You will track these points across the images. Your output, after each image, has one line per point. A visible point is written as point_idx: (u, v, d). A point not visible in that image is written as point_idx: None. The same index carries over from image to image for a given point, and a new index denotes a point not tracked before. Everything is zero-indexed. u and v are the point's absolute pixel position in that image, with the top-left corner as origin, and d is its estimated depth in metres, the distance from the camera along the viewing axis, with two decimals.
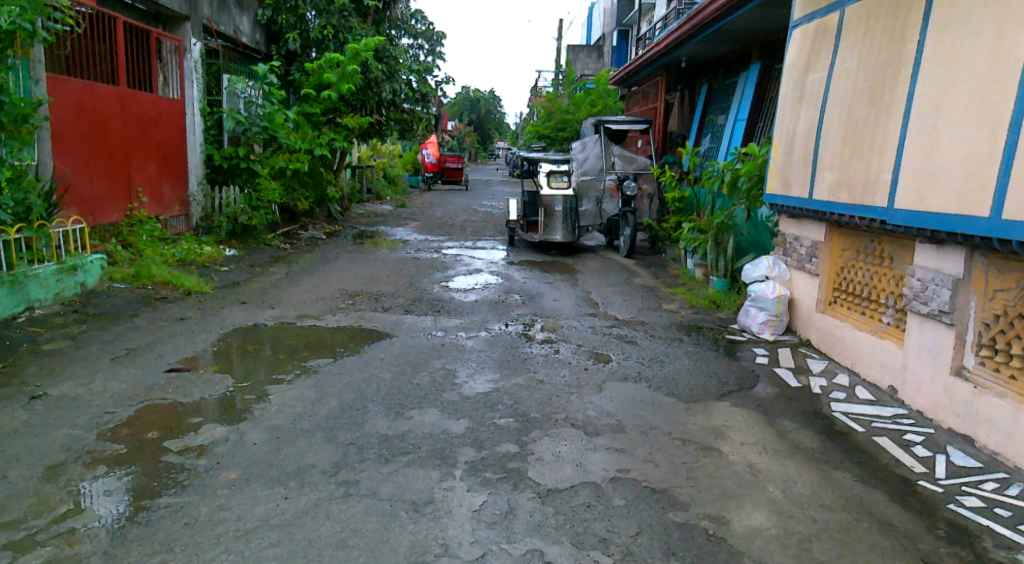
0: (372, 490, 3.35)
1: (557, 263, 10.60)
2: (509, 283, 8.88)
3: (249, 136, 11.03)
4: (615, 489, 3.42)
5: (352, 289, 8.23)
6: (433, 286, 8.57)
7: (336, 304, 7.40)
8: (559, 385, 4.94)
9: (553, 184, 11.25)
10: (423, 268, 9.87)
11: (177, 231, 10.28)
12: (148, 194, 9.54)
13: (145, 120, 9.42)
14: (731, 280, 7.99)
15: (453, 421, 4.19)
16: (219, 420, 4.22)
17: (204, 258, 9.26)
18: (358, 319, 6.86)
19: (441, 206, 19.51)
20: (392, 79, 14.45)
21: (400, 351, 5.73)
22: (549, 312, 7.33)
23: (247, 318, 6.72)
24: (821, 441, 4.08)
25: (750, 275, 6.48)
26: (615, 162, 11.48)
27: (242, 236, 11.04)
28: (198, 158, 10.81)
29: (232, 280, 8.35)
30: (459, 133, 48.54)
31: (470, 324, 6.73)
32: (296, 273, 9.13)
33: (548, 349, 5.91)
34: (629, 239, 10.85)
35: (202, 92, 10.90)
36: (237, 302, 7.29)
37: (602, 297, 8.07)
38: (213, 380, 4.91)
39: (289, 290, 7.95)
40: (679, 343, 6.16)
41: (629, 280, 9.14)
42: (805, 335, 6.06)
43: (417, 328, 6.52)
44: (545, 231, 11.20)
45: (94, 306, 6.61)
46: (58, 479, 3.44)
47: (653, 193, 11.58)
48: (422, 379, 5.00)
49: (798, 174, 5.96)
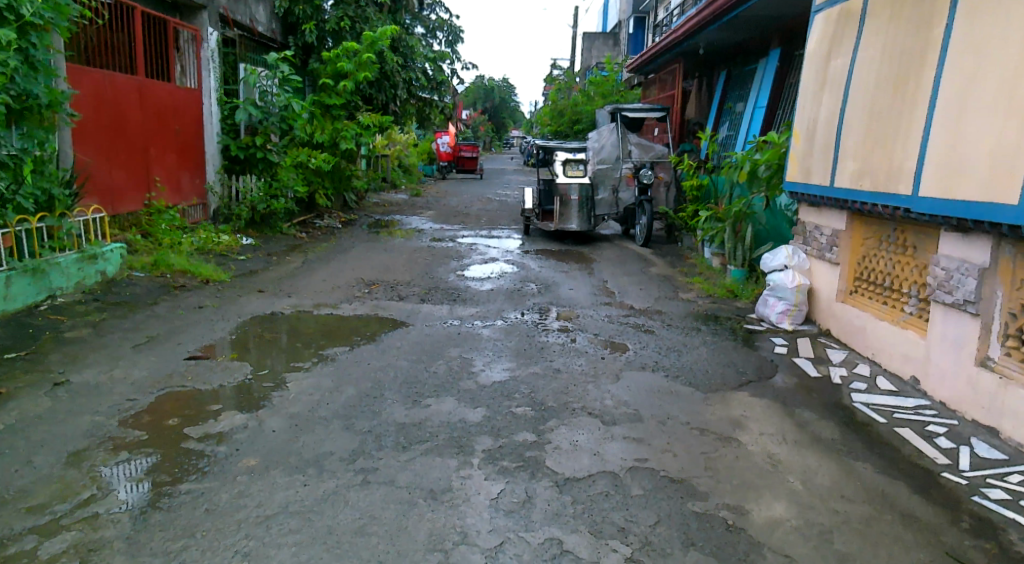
0: (391, 477, 3.36)
1: (573, 252, 10.57)
2: (525, 272, 8.88)
3: (266, 125, 10.95)
4: (633, 478, 3.41)
5: (368, 277, 8.25)
6: (448, 275, 8.57)
7: (352, 293, 7.42)
8: (576, 374, 4.94)
9: (569, 172, 11.20)
10: (439, 257, 9.88)
11: (195, 221, 10.31)
12: (166, 183, 9.59)
13: (164, 111, 9.47)
14: (749, 270, 7.98)
15: (470, 410, 4.19)
16: (238, 407, 4.24)
17: (222, 247, 9.33)
18: (374, 307, 6.88)
19: (456, 195, 19.53)
20: (407, 68, 14.51)
21: (416, 340, 5.72)
22: (565, 301, 7.31)
23: (264, 306, 6.77)
24: (841, 431, 4.04)
25: (768, 265, 6.45)
26: (632, 150, 11.37)
27: (260, 225, 11.13)
28: (215, 147, 10.85)
29: (250, 269, 8.41)
30: (474, 124, 48.68)
31: (485, 313, 6.72)
32: (313, 262, 9.18)
33: (564, 338, 5.89)
34: (645, 227, 10.84)
35: (219, 82, 10.94)
36: (254, 291, 7.32)
37: (618, 286, 8.04)
38: (231, 367, 4.95)
39: (306, 279, 7.99)
40: (697, 333, 6.12)
41: (645, 269, 9.08)
42: (824, 326, 6.00)
43: (434, 317, 6.53)
44: (560, 220, 11.16)
45: (114, 294, 6.67)
46: (81, 465, 3.47)
47: (670, 181, 11.47)
48: (439, 367, 5.00)
49: (818, 162, 5.89)
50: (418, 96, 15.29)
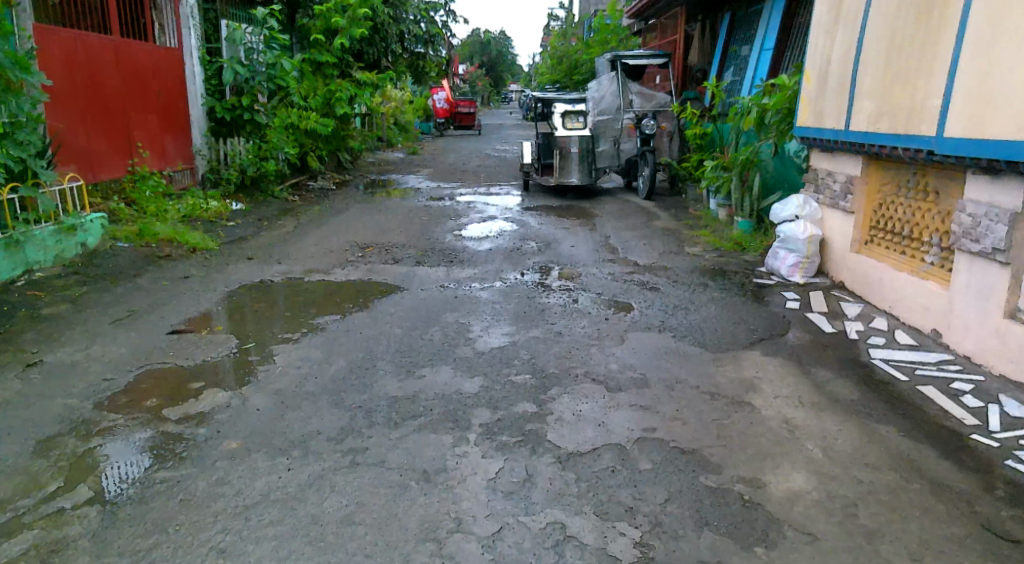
0: (381, 458, 3.13)
1: (574, 208, 10.25)
2: (524, 230, 8.59)
3: (254, 84, 10.53)
4: (640, 450, 3.17)
5: (362, 240, 7.96)
6: (445, 235, 8.27)
7: (346, 257, 7.15)
8: (579, 337, 4.69)
9: (569, 125, 10.64)
10: (436, 216, 9.57)
11: (182, 186, 9.99)
12: (149, 148, 9.25)
13: (142, 72, 9.07)
14: (756, 221, 7.71)
15: (467, 380, 3.95)
16: (221, 385, 4.01)
17: (210, 213, 9.03)
18: (368, 272, 6.61)
19: (454, 152, 19.09)
20: (398, 21, 13.95)
21: (411, 305, 5.46)
22: (566, 259, 7.04)
23: (253, 274, 6.51)
24: (861, 390, 3.79)
25: (778, 216, 6.15)
26: (632, 100, 11.08)
27: (250, 189, 10.82)
28: (200, 110, 10.45)
29: (240, 235, 8.13)
30: (471, 78, 47.74)
31: (484, 275, 6.45)
32: (305, 226, 8.89)
33: (566, 299, 5.64)
34: (648, 179, 10.50)
35: (201, 39, 10.49)
36: (243, 259, 7.05)
37: (621, 242, 7.75)
38: (215, 340, 4.70)
39: (297, 244, 7.71)
40: (704, 288, 5.85)
41: (649, 223, 8.77)
42: (838, 277, 5.72)
43: (429, 280, 6.26)
44: (560, 174, 10.82)
45: (96, 266, 6.41)
46: (51, 453, 3.26)
47: (674, 130, 11.05)
48: (434, 334, 4.76)
49: (832, 104, 5.53)
50: (411, 50, 14.78)
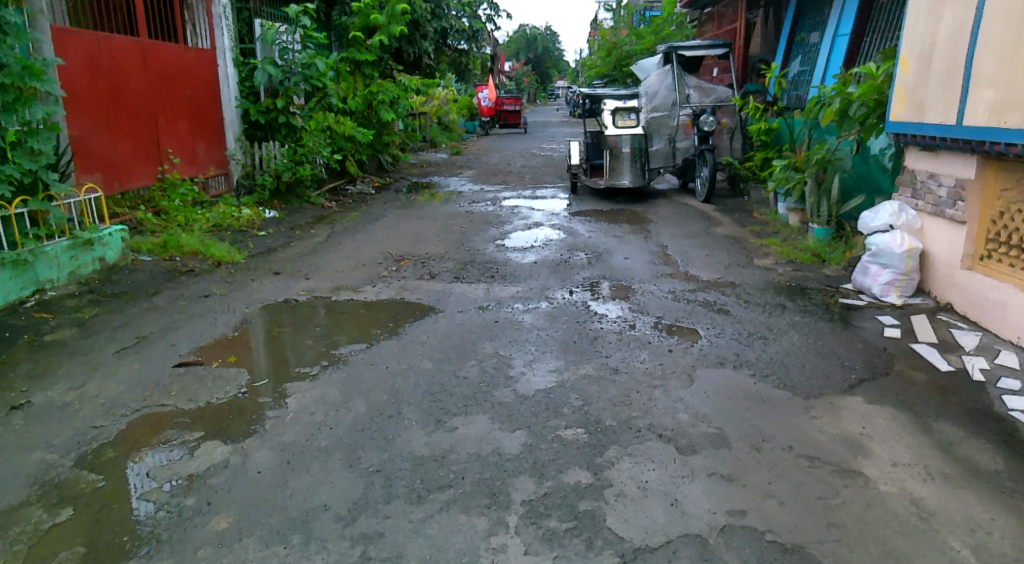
0: (400, 550, 2.51)
1: (626, 213, 9.52)
2: (573, 239, 7.89)
3: (288, 85, 10.05)
4: (728, 546, 2.48)
5: (396, 252, 7.38)
6: (487, 245, 7.65)
7: (377, 271, 6.59)
8: (638, 376, 3.99)
9: (619, 123, 9.92)
10: (477, 223, 8.96)
11: (216, 193, 9.60)
12: (180, 153, 8.87)
13: (172, 75, 8.69)
14: (835, 227, 6.90)
15: (506, 434, 3.30)
16: (222, 434, 3.42)
17: (241, 222, 8.59)
18: (401, 289, 6.01)
19: (498, 151, 18.48)
20: (440, 16, 13.35)
21: (445, 332, 4.84)
22: (619, 273, 6.32)
23: (277, 292, 5.98)
24: (1004, 456, 3.01)
25: (867, 226, 5.35)
26: (689, 94, 10.30)
27: (285, 194, 10.36)
28: (235, 113, 10.04)
29: (269, 246, 7.64)
30: (516, 76, 47.16)
31: (528, 293, 5.79)
32: (338, 235, 8.38)
33: (621, 324, 4.93)
34: (707, 181, 9.70)
35: (234, 40, 10.06)
36: (269, 274, 6.54)
37: (680, 253, 7.00)
38: (224, 375, 4.13)
39: (328, 256, 7.17)
40: (782, 311, 5.08)
41: (710, 230, 7.98)
42: (943, 298, 4.91)
43: (467, 300, 5.63)
44: (610, 176, 10.08)
45: (112, 284, 5.95)
46: (9, 531, 2.72)
47: (734, 127, 10.22)
48: (470, 371, 4.11)
49: (937, 94, 4.71)
50: (452, 46, 14.19)
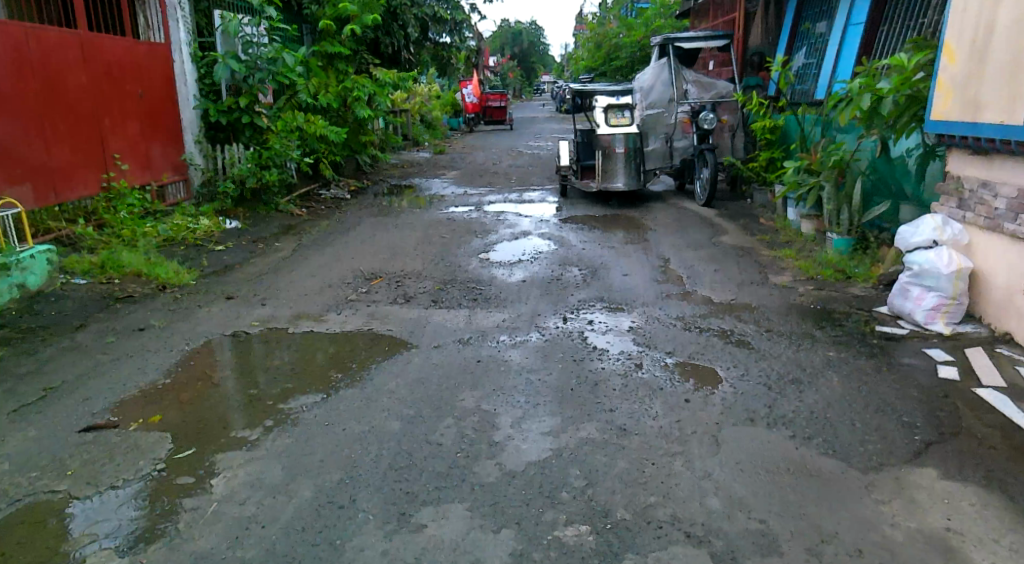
0: None
1: (621, 219, 8.77)
2: (564, 251, 7.14)
3: (253, 83, 9.22)
4: None
5: (368, 269, 6.61)
6: (470, 259, 6.88)
7: (344, 294, 5.81)
8: (651, 439, 3.25)
9: (612, 122, 9.27)
10: (459, 233, 8.19)
11: (174, 201, 8.78)
12: (130, 159, 8.05)
13: (119, 72, 7.86)
14: (858, 238, 6.16)
15: (488, 537, 2.57)
16: (119, 539, 2.68)
17: (197, 234, 7.79)
18: (370, 317, 5.24)
19: (484, 150, 17.70)
20: (418, 4, 12.51)
21: (418, 376, 4.08)
22: (619, 295, 5.58)
23: (227, 322, 5.19)
24: None
25: (907, 242, 4.61)
26: (688, 89, 9.56)
27: (251, 202, 9.50)
28: (194, 112, 9.21)
29: (227, 263, 6.85)
30: (502, 72, 46.36)
31: (515, 321, 5.03)
32: (306, 248, 7.60)
33: (625, 364, 4.18)
34: (709, 183, 8.97)
35: (192, 33, 9.22)
36: (222, 298, 5.75)
37: (685, 268, 6.26)
38: (140, 445, 3.37)
39: (290, 276, 6.39)
40: (812, 343, 4.36)
41: (715, 239, 7.26)
42: (1000, 327, 4.21)
43: (446, 330, 4.86)
44: (603, 178, 9.34)
45: (33, 316, 5.14)
46: None
47: (736, 124, 9.46)
48: (445, 435, 3.35)
49: (999, 89, 4.05)
50: (433, 40, 13.39)
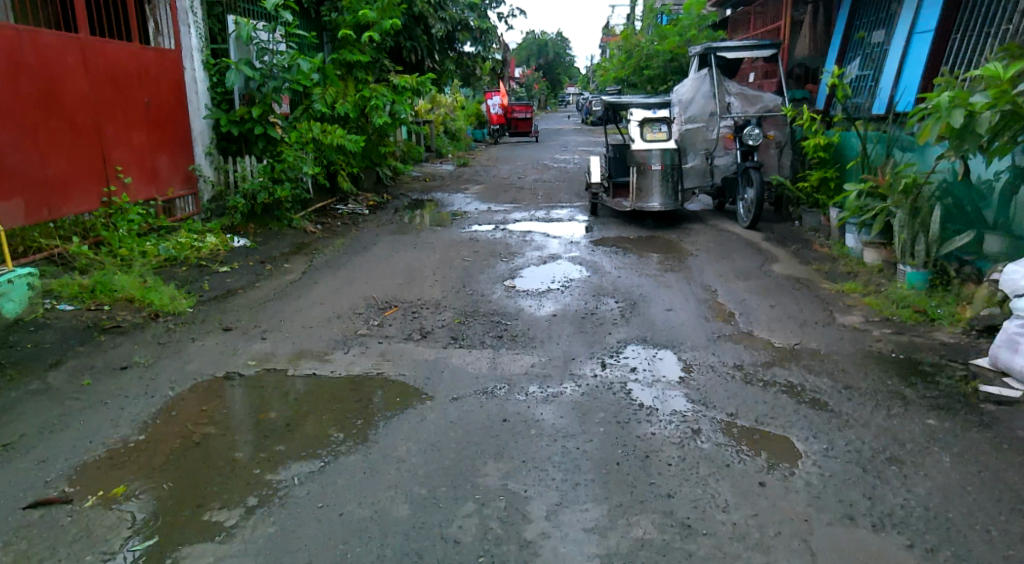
0: None
1: (658, 242, 8.09)
2: (598, 279, 6.47)
3: (267, 92, 8.70)
4: None
5: (382, 297, 6.00)
6: (494, 287, 6.24)
7: (354, 328, 5.20)
8: (727, 546, 2.57)
9: (648, 136, 8.53)
10: (483, 255, 7.56)
11: (181, 216, 8.25)
12: (135, 171, 7.54)
13: (124, 79, 7.36)
14: (934, 272, 5.43)
15: None
16: None
17: (201, 253, 7.24)
18: (381, 357, 4.62)
19: (509, 162, 17.11)
20: (442, 10, 11.95)
21: (434, 441, 3.43)
22: (664, 335, 4.90)
23: (220, 360, 4.59)
24: None
25: (1014, 287, 3.97)
26: (730, 102, 8.85)
27: (263, 218, 8.96)
28: (205, 122, 8.69)
29: (230, 287, 6.27)
30: (527, 83, 45.96)
31: (547, 367, 4.37)
32: (317, 270, 7.02)
33: (680, 430, 3.50)
34: (754, 204, 8.26)
35: (205, 39, 8.70)
36: (218, 329, 5.16)
37: (737, 303, 5.57)
38: (94, 531, 2.75)
39: (297, 304, 5.79)
40: (903, 407, 3.66)
41: (766, 268, 6.56)
42: None
43: (466, 378, 4.22)
44: (639, 197, 8.67)
45: (5, 350, 4.58)
46: None
47: (783, 141, 8.75)
48: (467, 529, 2.71)
49: None
50: (457, 48, 12.84)
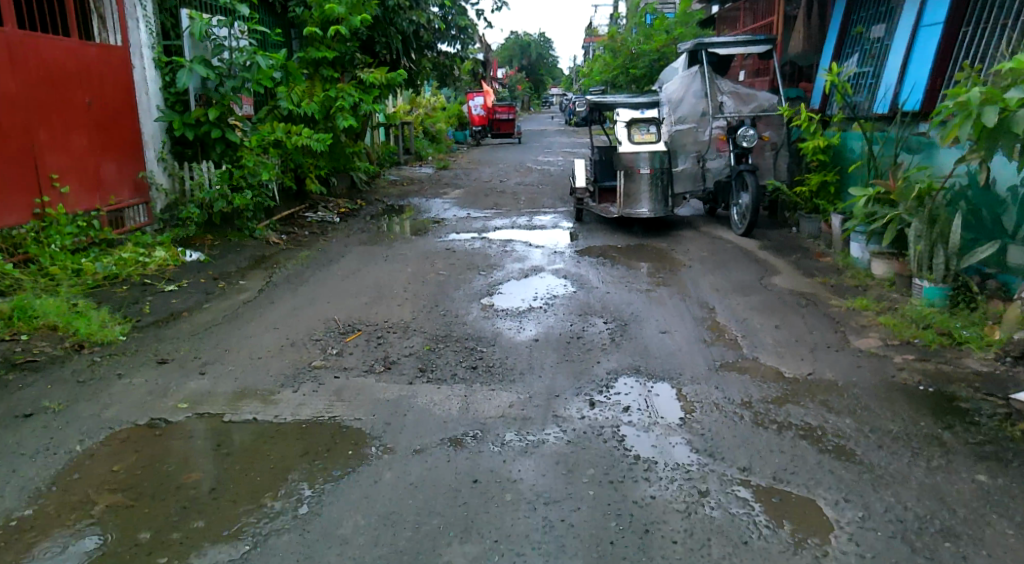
0: None
1: (648, 251, 7.54)
2: (584, 296, 5.89)
3: (225, 92, 8.04)
4: None
5: (344, 319, 5.38)
6: (470, 306, 5.64)
7: (309, 358, 4.58)
8: None
9: (637, 138, 8.08)
10: (459, 267, 6.97)
11: (133, 229, 7.58)
12: (74, 180, 6.88)
13: (60, 78, 6.70)
14: (954, 287, 4.88)
15: None
16: None
17: (146, 270, 6.64)
18: (335, 395, 4.01)
19: (491, 165, 16.52)
20: (416, 9, 11.31)
21: (388, 514, 2.85)
22: (660, 364, 4.33)
23: (147, 401, 3.97)
24: None
25: None
26: (724, 102, 8.32)
27: (222, 228, 8.32)
28: (157, 125, 7.99)
29: (174, 309, 5.65)
30: (510, 84, 45.45)
31: (526, 407, 3.77)
32: (276, 287, 6.40)
33: (684, 490, 2.94)
34: (750, 210, 7.73)
35: (156, 36, 8.01)
36: (151, 363, 4.53)
37: (738, 323, 5.01)
38: None
39: (248, 330, 5.17)
40: (945, 457, 3.10)
41: (767, 281, 6.01)
42: None
43: (432, 422, 3.62)
44: (626, 204, 8.11)
45: None
46: None
47: (779, 142, 8.21)
48: None
49: None
50: (435, 47, 12.22)
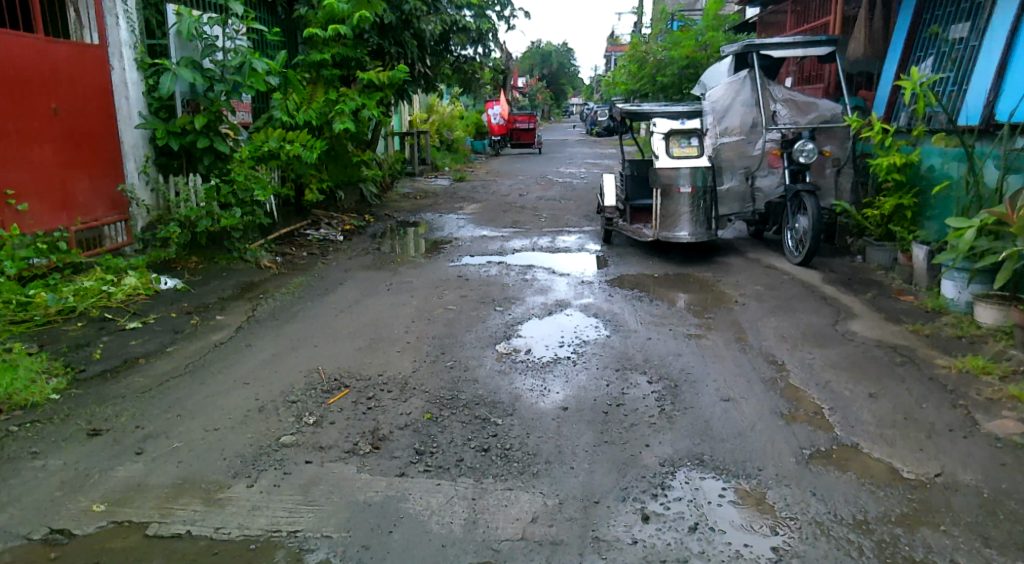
0: None
1: (690, 282, 6.52)
2: (622, 342, 4.88)
3: (215, 97, 7.12)
4: None
5: (330, 371, 4.41)
6: (483, 355, 4.65)
7: (278, 430, 3.61)
8: None
9: (675, 151, 7.06)
10: (472, 301, 5.98)
11: (109, 249, 6.71)
12: (36, 196, 6.01)
13: (19, 80, 5.82)
14: None
15: None
16: None
17: (112, 302, 5.74)
18: (305, 492, 3.04)
19: (510, 177, 15.58)
20: (434, 11, 10.41)
21: None
22: (730, 452, 3.31)
23: (59, 498, 3.02)
24: None
25: None
26: (777, 111, 7.29)
27: (209, 249, 7.41)
28: (139, 134, 7.07)
29: (130, 354, 4.71)
30: (530, 92, 44.58)
31: (557, 523, 2.77)
32: (257, 323, 5.45)
33: None
34: (808, 237, 6.69)
35: (139, 34, 7.09)
36: (80, 435, 3.58)
37: (821, 388, 3.97)
38: None
39: (212, 385, 4.21)
40: None
41: (843, 327, 4.97)
42: None
43: (428, 549, 2.64)
44: (664, 226, 7.09)
45: None
46: None
47: (841, 158, 7.16)
48: None
49: None
50: (453, 51, 11.32)
